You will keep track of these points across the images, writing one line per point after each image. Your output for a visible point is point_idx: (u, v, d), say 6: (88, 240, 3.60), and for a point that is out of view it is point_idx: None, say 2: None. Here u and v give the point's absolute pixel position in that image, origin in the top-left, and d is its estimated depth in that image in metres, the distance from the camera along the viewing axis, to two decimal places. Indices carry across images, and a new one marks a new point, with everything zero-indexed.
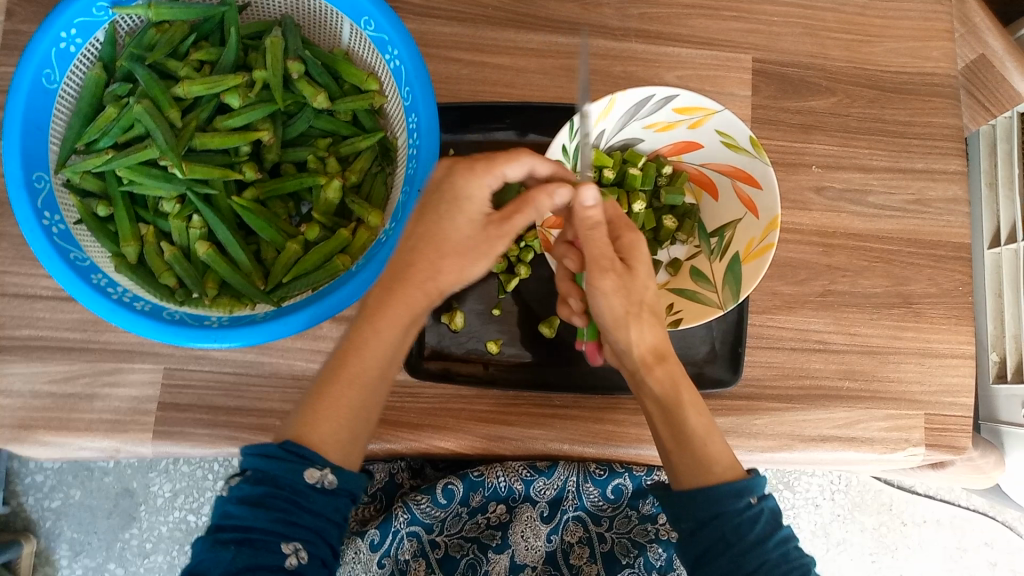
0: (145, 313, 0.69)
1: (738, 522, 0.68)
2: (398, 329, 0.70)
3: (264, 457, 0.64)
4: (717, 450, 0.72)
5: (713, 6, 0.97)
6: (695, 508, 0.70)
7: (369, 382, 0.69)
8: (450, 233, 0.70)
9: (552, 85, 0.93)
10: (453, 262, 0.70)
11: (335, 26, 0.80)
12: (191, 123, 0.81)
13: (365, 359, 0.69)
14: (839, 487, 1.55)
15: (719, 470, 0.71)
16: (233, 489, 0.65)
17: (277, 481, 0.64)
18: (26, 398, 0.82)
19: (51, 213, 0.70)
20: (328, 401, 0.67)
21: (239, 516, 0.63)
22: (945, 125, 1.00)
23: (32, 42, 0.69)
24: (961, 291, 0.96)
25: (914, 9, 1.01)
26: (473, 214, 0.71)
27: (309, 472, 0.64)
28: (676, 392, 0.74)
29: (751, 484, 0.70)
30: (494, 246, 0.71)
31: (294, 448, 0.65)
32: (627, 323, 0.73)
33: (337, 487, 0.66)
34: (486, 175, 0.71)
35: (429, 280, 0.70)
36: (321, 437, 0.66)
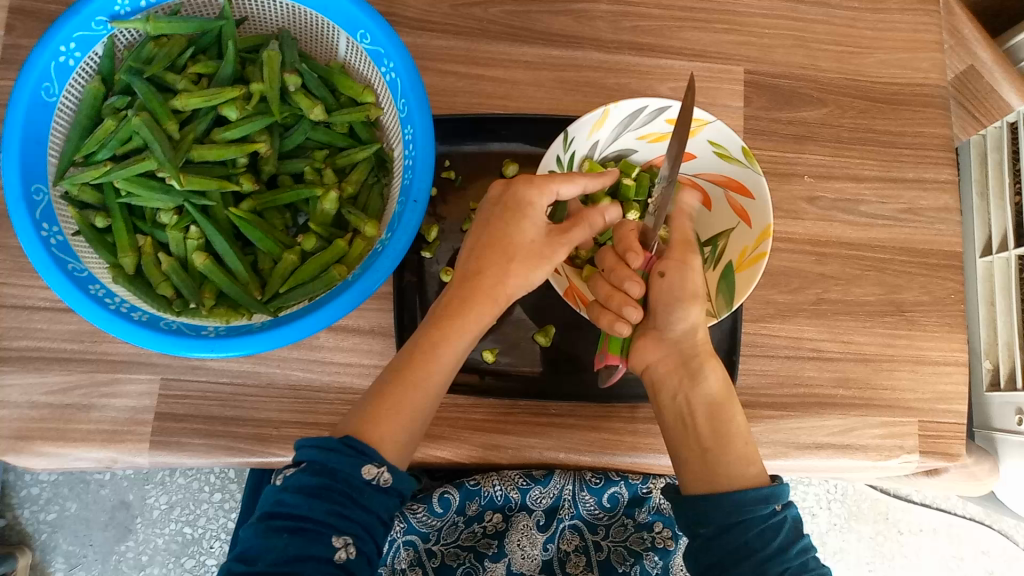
0: (142, 324, 0.70)
1: (763, 529, 0.70)
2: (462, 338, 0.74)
3: (325, 448, 0.64)
4: (750, 449, 0.77)
5: (705, 18, 0.98)
6: (720, 513, 0.72)
7: (432, 388, 0.72)
8: (516, 238, 0.75)
9: (547, 97, 0.94)
10: (520, 267, 0.74)
11: (332, 40, 0.81)
12: (189, 135, 0.82)
13: (434, 365, 0.72)
14: (835, 496, 1.55)
15: (758, 466, 0.76)
16: (288, 479, 0.63)
17: (333, 473, 0.63)
18: (23, 409, 0.82)
19: (50, 224, 0.71)
20: (391, 400, 0.69)
21: (294, 505, 0.62)
22: (935, 135, 1.01)
23: (31, 56, 0.70)
24: (953, 299, 0.97)
25: (903, 21, 1.03)
26: (538, 222, 0.75)
27: (366, 468, 0.64)
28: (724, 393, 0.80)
29: (779, 492, 0.72)
30: (556, 253, 0.75)
31: (355, 443, 0.65)
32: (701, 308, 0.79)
33: (390, 486, 0.65)
34: (548, 188, 0.74)
35: (497, 286, 0.75)
36: (380, 435, 0.67)
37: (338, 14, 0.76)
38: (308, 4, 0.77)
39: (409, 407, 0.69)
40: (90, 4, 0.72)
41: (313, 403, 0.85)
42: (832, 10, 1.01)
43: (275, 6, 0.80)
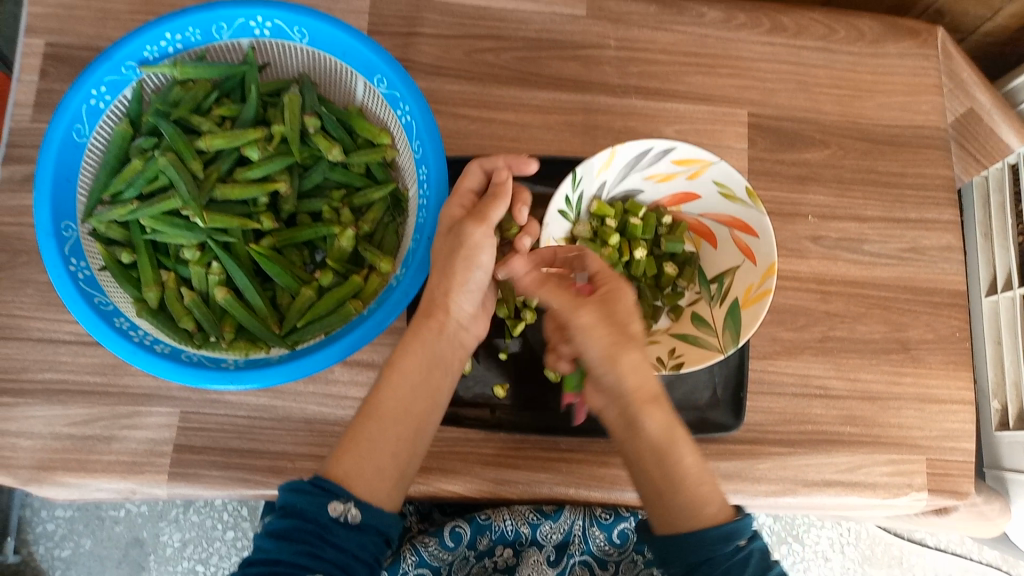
0: (164, 356, 0.72)
1: (730, 566, 0.67)
2: (417, 364, 0.76)
3: (294, 491, 0.67)
4: (711, 491, 0.71)
5: (709, 64, 1.01)
6: (686, 551, 0.69)
7: (393, 413, 0.74)
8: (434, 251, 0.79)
9: (556, 139, 0.97)
10: (441, 272, 0.78)
11: (350, 85, 0.85)
12: (213, 174, 0.86)
13: (385, 391, 0.74)
14: (849, 540, 1.54)
15: (713, 510, 0.69)
16: (267, 525, 0.66)
17: (303, 514, 0.65)
18: (46, 439, 0.84)
19: (77, 259, 0.74)
20: (351, 437, 0.71)
21: (268, 550, 0.64)
22: (936, 176, 1.03)
23: (64, 100, 0.74)
24: (958, 336, 0.98)
25: (903, 65, 1.06)
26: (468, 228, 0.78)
27: (332, 505, 0.66)
28: (670, 435, 0.71)
29: (743, 526, 0.69)
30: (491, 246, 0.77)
31: (321, 482, 0.67)
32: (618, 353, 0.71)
33: (361, 522, 0.66)
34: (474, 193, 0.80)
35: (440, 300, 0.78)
36: (345, 471, 0.69)
37: (356, 60, 0.79)
38: (327, 50, 0.80)
39: (366, 436, 0.71)
40: (121, 51, 0.76)
41: (327, 436, 0.87)
42: (833, 55, 1.04)
43: (297, 52, 0.84)
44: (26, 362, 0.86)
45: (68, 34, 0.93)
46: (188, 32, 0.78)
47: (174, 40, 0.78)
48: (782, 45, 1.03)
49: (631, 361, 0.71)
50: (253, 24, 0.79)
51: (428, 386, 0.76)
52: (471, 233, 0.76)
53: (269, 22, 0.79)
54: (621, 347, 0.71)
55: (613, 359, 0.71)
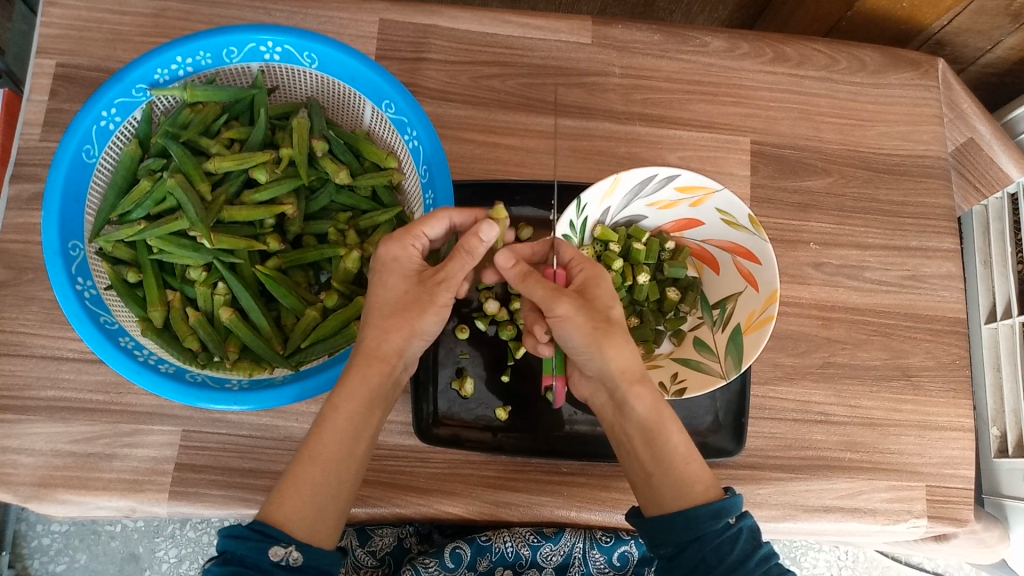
0: (169, 376, 0.72)
1: (718, 544, 0.68)
2: (357, 404, 0.71)
3: (232, 537, 0.64)
4: (698, 469, 0.72)
5: (713, 92, 1.03)
6: (676, 531, 0.69)
7: (332, 459, 0.69)
8: (385, 294, 0.72)
9: (561, 164, 0.98)
10: (397, 321, 0.72)
11: (357, 110, 0.86)
12: (220, 196, 0.86)
13: (324, 437, 0.70)
14: (847, 563, 1.54)
15: (701, 489, 0.71)
16: (205, 571, 0.64)
17: (242, 560, 0.63)
18: (47, 456, 0.84)
19: (84, 279, 0.74)
20: (290, 481, 0.68)
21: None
22: (937, 205, 1.04)
23: (75, 121, 0.74)
24: (958, 364, 0.99)
25: (905, 95, 1.07)
26: (406, 273, 0.73)
27: (273, 550, 0.64)
28: (658, 414, 0.73)
29: (730, 503, 0.69)
30: (435, 296, 0.72)
31: (262, 527, 0.65)
32: (600, 344, 0.71)
33: (303, 565, 0.65)
34: (407, 238, 0.73)
35: (379, 346, 0.72)
36: (285, 514, 0.66)
37: (364, 85, 0.80)
38: (336, 75, 0.81)
39: (306, 484, 0.68)
40: (133, 73, 0.76)
41: None
42: (835, 85, 1.05)
43: (306, 77, 0.85)
44: (29, 379, 0.86)
45: (79, 54, 0.94)
46: (199, 55, 0.79)
47: (185, 64, 0.79)
48: (784, 74, 1.04)
49: (618, 350, 0.71)
50: (263, 49, 0.80)
51: (364, 424, 0.72)
52: (440, 298, 0.72)
53: (279, 47, 0.80)
54: (604, 338, 0.71)
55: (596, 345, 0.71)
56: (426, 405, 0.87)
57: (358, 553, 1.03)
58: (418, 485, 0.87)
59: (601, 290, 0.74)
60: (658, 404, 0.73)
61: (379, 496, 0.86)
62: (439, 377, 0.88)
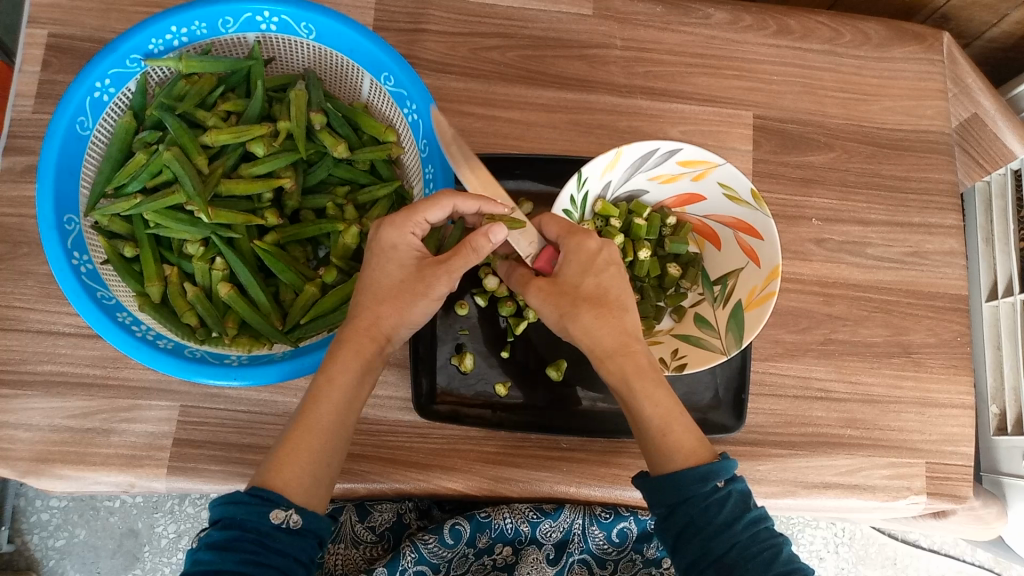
0: (167, 352, 0.72)
1: (705, 506, 0.67)
2: (352, 374, 0.71)
3: (230, 503, 0.64)
4: (677, 437, 0.69)
5: (715, 65, 1.01)
6: (664, 493, 0.68)
7: (329, 426, 0.70)
8: (381, 280, 0.73)
9: (561, 139, 0.97)
10: (391, 306, 0.72)
11: (355, 81, 0.85)
12: (217, 169, 0.84)
13: (321, 405, 0.70)
14: (843, 540, 1.55)
15: (681, 458, 0.69)
16: (204, 538, 0.64)
17: (242, 524, 0.63)
18: (44, 431, 0.83)
19: (80, 253, 0.73)
20: (289, 446, 0.68)
21: (208, 561, 0.62)
22: (940, 181, 1.03)
23: (68, 92, 0.73)
24: (959, 341, 0.99)
25: (909, 70, 1.06)
26: (403, 261, 0.73)
27: (274, 513, 0.63)
28: (626, 384, 0.71)
29: (718, 467, 0.67)
30: (431, 287, 0.72)
31: (261, 492, 0.64)
32: (569, 317, 0.72)
33: (304, 527, 0.65)
34: (407, 225, 0.72)
35: (372, 326, 0.72)
36: (284, 480, 0.66)
37: (362, 56, 0.79)
38: (335, 46, 0.80)
39: (305, 451, 0.68)
40: (127, 43, 0.75)
41: None
42: (839, 59, 1.04)
43: (302, 48, 0.83)
44: (25, 354, 0.85)
45: (71, 25, 0.92)
46: (194, 24, 0.78)
47: (180, 34, 0.78)
48: (788, 47, 1.03)
49: (584, 324, 0.71)
50: (260, 19, 0.79)
51: (357, 396, 0.72)
52: (438, 288, 0.72)
53: (276, 16, 0.79)
54: (568, 318, 0.72)
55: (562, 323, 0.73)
56: (424, 380, 0.86)
57: (358, 530, 1.03)
58: (417, 461, 0.87)
59: (568, 261, 0.73)
60: (624, 374, 0.71)
61: (378, 472, 0.86)
62: (437, 353, 0.88)
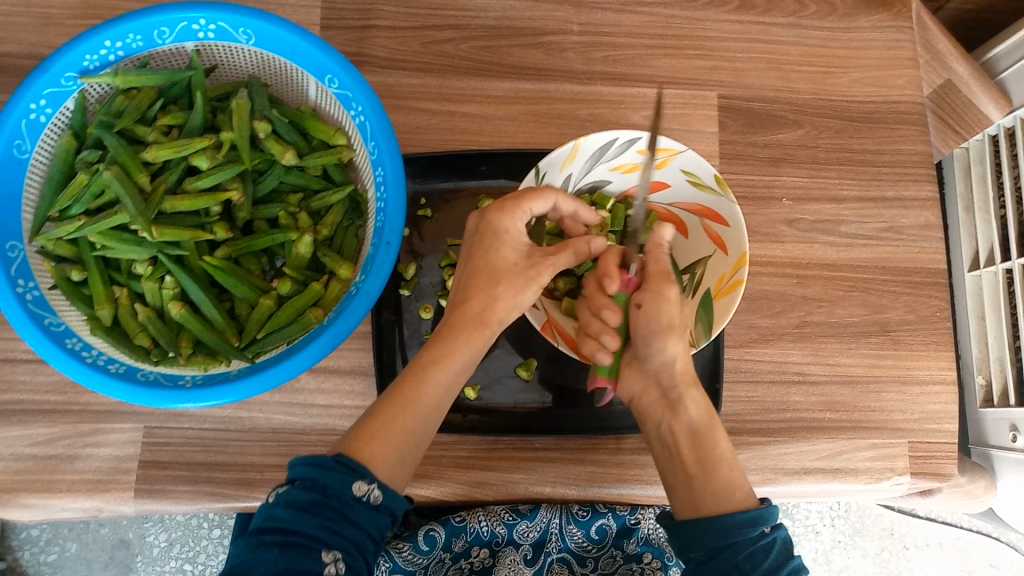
0: (119, 376, 0.70)
1: (750, 552, 0.69)
2: (458, 362, 0.72)
3: (315, 464, 0.62)
4: (740, 475, 0.75)
5: (677, 45, 0.98)
6: (707, 537, 0.71)
7: (425, 408, 0.69)
8: (498, 263, 0.74)
9: (520, 130, 0.94)
10: (507, 289, 0.73)
11: (300, 84, 0.82)
12: (161, 186, 0.82)
13: (423, 387, 0.69)
14: (839, 513, 1.54)
15: (742, 494, 0.73)
16: (281, 494, 0.61)
17: (326, 489, 0.60)
18: (8, 461, 0.82)
19: (26, 280, 0.72)
20: (382, 421, 0.66)
21: (283, 519, 0.59)
22: (914, 152, 1.00)
23: (3, 115, 0.71)
24: (939, 316, 0.96)
25: (876, 38, 1.02)
26: (515, 245, 0.75)
27: (358, 485, 0.61)
28: (703, 418, 0.79)
29: (766, 513, 0.71)
30: (542, 274, 0.74)
31: (348, 461, 0.63)
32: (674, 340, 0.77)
33: (383, 504, 0.63)
34: (517, 213, 0.74)
35: (485, 310, 0.73)
36: (372, 453, 0.64)
37: (305, 60, 0.77)
38: (276, 51, 0.78)
39: (399, 427, 0.67)
40: (59, 62, 0.73)
41: (295, 446, 0.85)
42: (804, 31, 1.01)
43: (244, 54, 0.81)
44: None
45: (9, 42, 0.90)
46: (129, 38, 0.75)
47: (115, 48, 0.75)
48: (750, 22, 1.00)
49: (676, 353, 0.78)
50: (196, 27, 0.77)
51: (456, 387, 0.72)
52: (548, 278, 0.75)
53: (213, 25, 0.76)
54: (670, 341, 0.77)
55: (668, 334, 0.76)
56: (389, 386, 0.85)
57: None
58: None
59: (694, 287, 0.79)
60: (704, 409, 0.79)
61: None
62: (403, 359, 0.86)
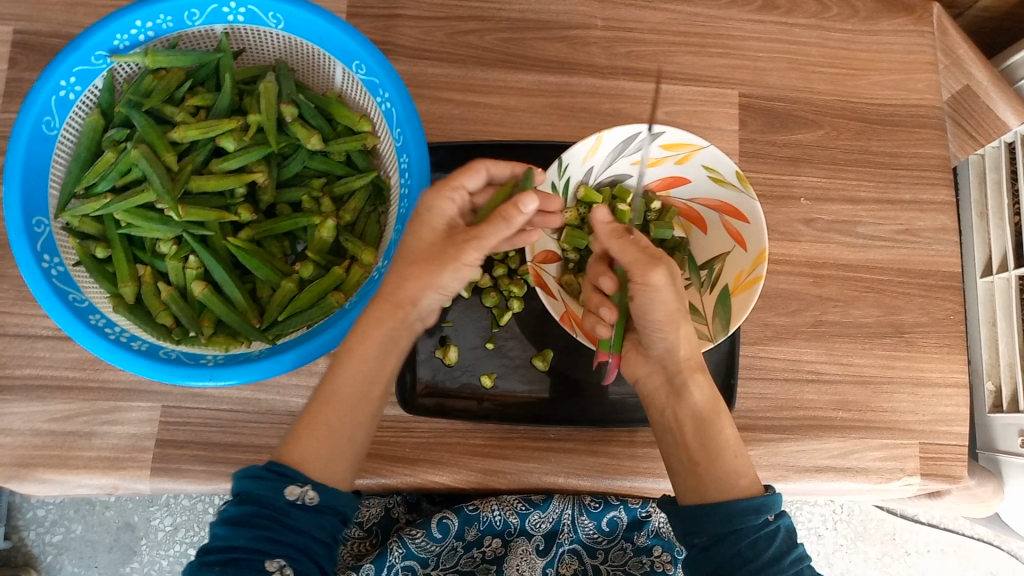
0: (141, 353, 0.71)
1: (754, 539, 0.70)
2: (375, 347, 0.70)
3: (248, 477, 0.64)
4: (744, 463, 0.75)
5: (700, 43, 0.99)
6: (711, 523, 0.71)
7: (348, 401, 0.69)
8: (415, 243, 0.69)
9: (542, 123, 0.95)
10: (419, 270, 0.69)
11: (327, 70, 0.83)
12: (187, 166, 0.82)
13: (339, 379, 0.70)
14: (842, 517, 1.54)
15: (745, 484, 0.73)
16: (222, 513, 0.64)
17: (259, 499, 0.63)
18: (26, 436, 0.83)
19: (51, 255, 0.72)
20: (309, 421, 0.68)
21: (224, 537, 0.62)
22: (931, 155, 1.01)
23: (33, 91, 0.72)
24: (952, 319, 0.97)
25: (897, 42, 1.03)
26: (438, 225, 0.70)
27: (290, 488, 0.64)
28: (710, 404, 0.77)
29: (770, 501, 0.71)
30: (460, 252, 0.67)
31: (277, 467, 0.65)
32: (673, 325, 0.74)
33: (321, 503, 0.65)
34: (446, 190, 0.70)
35: (397, 291, 0.69)
36: (301, 454, 0.66)
37: (333, 45, 0.78)
38: (304, 36, 0.78)
39: (323, 425, 0.68)
40: (90, 40, 0.73)
41: None
42: (826, 32, 1.01)
43: (272, 39, 0.82)
44: (3, 358, 0.84)
45: (37, 20, 0.90)
46: (159, 18, 0.76)
47: (146, 28, 0.76)
48: (773, 22, 1.01)
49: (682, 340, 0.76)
50: (227, 10, 0.77)
51: (382, 370, 0.71)
52: (466, 253, 0.68)
53: (242, 8, 0.77)
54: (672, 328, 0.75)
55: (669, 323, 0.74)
56: (408, 373, 0.86)
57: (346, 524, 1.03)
58: (404, 455, 0.86)
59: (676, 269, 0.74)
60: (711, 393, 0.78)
61: (364, 468, 0.85)
62: (421, 347, 0.86)
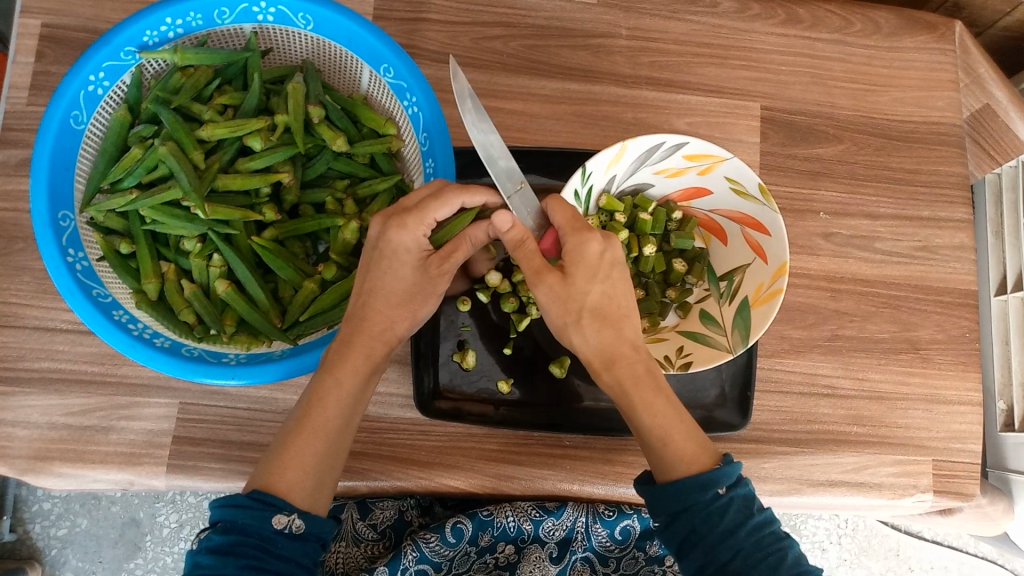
0: (165, 351, 0.71)
1: (706, 516, 0.64)
2: (359, 378, 0.72)
3: (230, 506, 0.64)
4: (679, 445, 0.67)
5: (723, 55, 0.99)
6: (665, 502, 0.66)
7: (331, 429, 0.70)
8: (393, 283, 0.71)
9: (565, 130, 0.95)
10: (402, 310, 0.72)
11: (354, 73, 0.83)
12: (214, 164, 0.83)
13: (327, 408, 0.70)
14: (846, 531, 1.54)
15: (683, 467, 0.67)
16: (204, 541, 0.64)
17: (244, 529, 0.63)
18: (43, 429, 0.83)
19: (75, 250, 0.72)
20: (293, 450, 0.68)
21: (208, 566, 0.62)
22: (950, 173, 1.01)
23: (62, 85, 0.71)
24: (968, 337, 0.97)
25: (919, 59, 1.03)
26: (413, 260, 0.71)
27: (275, 518, 0.64)
28: (625, 395, 0.69)
29: (719, 474, 0.65)
30: (436, 286, 0.74)
31: (263, 496, 0.64)
32: (567, 329, 0.70)
33: (305, 531, 0.65)
34: (420, 228, 0.70)
35: (384, 329, 0.72)
36: (288, 484, 0.66)
37: (361, 48, 0.78)
38: (332, 37, 0.78)
39: (311, 455, 0.68)
40: (122, 35, 0.73)
41: None
42: (848, 48, 1.02)
43: (301, 40, 0.82)
44: (23, 350, 0.84)
45: (65, 14, 0.90)
46: (189, 15, 0.76)
47: (175, 25, 0.76)
48: (796, 36, 1.01)
49: (583, 336, 0.69)
50: (257, 10, 0.77)
51: (361, 396, 0.73)
52: (439, 283, 0.74)
53: (273, 8, 0.77)
54: (571, 329, 0.70)
55: (561, 330, 0.70)
56: (427, 376, 0.85)
57: (358, 527, 1.03)
58: (419, 458, 0.86)
59: (576, 266, 0.69)
60: (623, 383, 0.68)
61: (380, 470, 0.85)
62: (439, 350, 0.86)
